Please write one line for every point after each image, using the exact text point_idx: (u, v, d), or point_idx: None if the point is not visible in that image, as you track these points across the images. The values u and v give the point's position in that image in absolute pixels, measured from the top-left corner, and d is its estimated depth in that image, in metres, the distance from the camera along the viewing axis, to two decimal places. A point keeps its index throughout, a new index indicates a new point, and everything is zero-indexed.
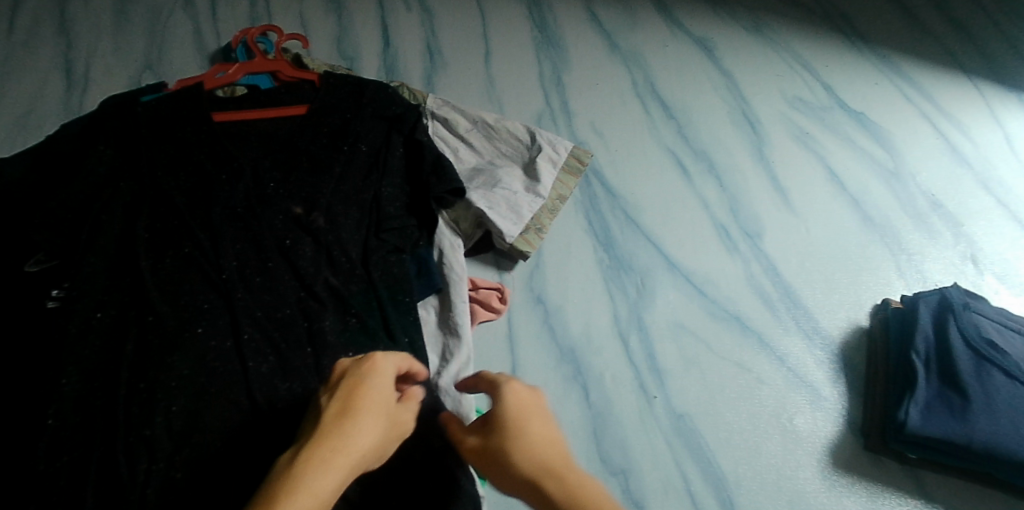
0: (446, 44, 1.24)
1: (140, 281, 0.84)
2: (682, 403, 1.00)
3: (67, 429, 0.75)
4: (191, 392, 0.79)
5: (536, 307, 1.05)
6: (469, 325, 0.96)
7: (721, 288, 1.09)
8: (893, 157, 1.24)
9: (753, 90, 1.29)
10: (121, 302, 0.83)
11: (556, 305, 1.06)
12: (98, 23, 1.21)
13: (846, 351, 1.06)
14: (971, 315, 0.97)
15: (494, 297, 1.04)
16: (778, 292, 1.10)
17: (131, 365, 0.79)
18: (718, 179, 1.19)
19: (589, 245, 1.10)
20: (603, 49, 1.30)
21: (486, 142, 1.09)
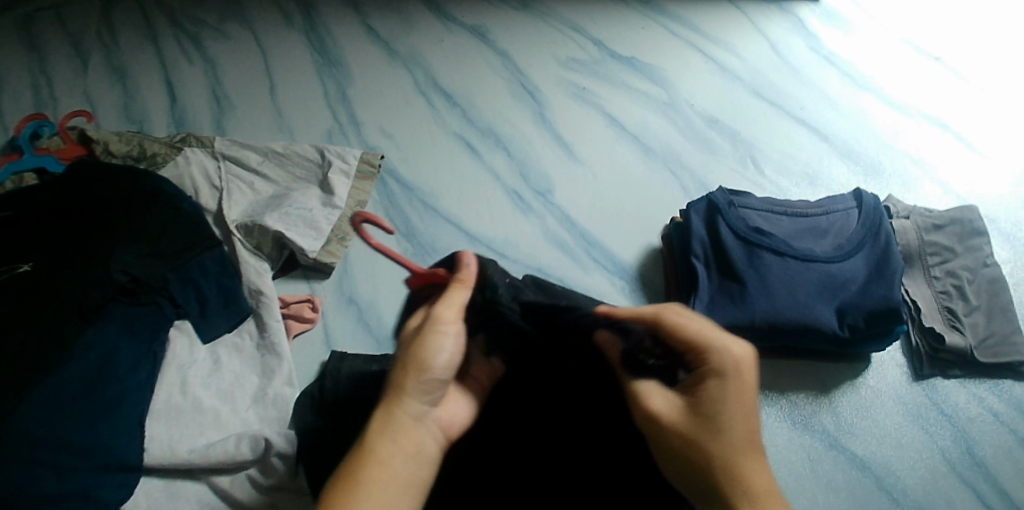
0: (357, 94, 1.04)
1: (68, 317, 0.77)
2: None
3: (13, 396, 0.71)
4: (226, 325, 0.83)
5: (347, 309, 0.87)
6: (287, 340, 0.82)
7: (519, 247, 0.89)
8: (669, 90, 1.03)
9: (531, 62, 1.07)
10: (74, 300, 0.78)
11: (368, 301, 0.87)
12: (180, 61, 1.10)
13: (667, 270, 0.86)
14: (738, 211, 0.81)
15: (305, 307, 0.86)
16: (577, 242, 0.89)
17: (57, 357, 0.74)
18: (507, 149, 0.97)
19: (388, 238, 0.91)
20: (379, 56, 1.08)
21: (279, 170, 0.96)
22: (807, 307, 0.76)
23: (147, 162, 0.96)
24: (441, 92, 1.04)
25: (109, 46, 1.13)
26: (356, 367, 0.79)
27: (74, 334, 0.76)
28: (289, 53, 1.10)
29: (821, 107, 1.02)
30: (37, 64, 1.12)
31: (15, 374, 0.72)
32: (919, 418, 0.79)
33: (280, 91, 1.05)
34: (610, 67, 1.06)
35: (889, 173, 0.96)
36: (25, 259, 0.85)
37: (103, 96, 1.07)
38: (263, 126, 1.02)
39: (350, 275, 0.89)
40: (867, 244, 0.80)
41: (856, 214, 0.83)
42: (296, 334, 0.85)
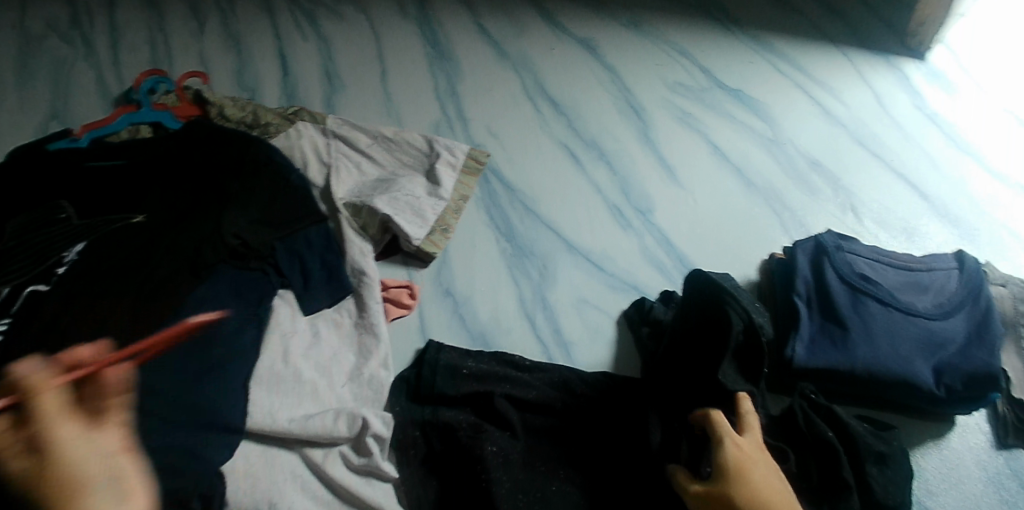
0: (466, 89, 1.06)
1: (185, 273, 0.79)
2: (587, 361, 0.83)
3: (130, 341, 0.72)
4: (329, 299, 0.85)
5: (443, 299, 0.88)
6: (386, 322, 0.84)
7: (617, 262, 0.90)
8: (772, 126, 1.04)
9: (638, 81, 1.08)
10: (189, 258, 0.80)
11: (465, 295, 0.88)
12: (293, 35, 1.13)
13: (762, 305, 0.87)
14: (844, 256, 0.82)
15: (402, 293, 0.87)
16: (675, 265, 0.90)
17: (177, 309, 0.76)
18: (611, 163, 0.99)
19: (487, 235, 0.93)
20: (490, 55, 1.10)
21: (387, 155, 0.98)
22: (908, 359, 0.76)
23: (259, 130, 0.98)
24: (547, 100, 1.05)
25: (226, 13, 1.16)
26: (454, 362, 0.80)
27: (189, 288, 0.78)
28: (401, 41, 1.12)
29: (921, 163, 1.03)
30: (157, 22, 1.15)
31: (128, 321, 0.74)
32: (998, 487, 0.79)
33: (391, 76, 1.07)
34: (716, 97, 1.07)
35: (986, 238, 0.96)
36: (137, 210, 0.87)
37: (217, 60, 1.10)
38: (372, 109, 1.03)
39: (448, 267, 0.90)
40: (968, 306, 0.81)
41: (957, 275, 0.84)
42: (393, 319, 0.86)
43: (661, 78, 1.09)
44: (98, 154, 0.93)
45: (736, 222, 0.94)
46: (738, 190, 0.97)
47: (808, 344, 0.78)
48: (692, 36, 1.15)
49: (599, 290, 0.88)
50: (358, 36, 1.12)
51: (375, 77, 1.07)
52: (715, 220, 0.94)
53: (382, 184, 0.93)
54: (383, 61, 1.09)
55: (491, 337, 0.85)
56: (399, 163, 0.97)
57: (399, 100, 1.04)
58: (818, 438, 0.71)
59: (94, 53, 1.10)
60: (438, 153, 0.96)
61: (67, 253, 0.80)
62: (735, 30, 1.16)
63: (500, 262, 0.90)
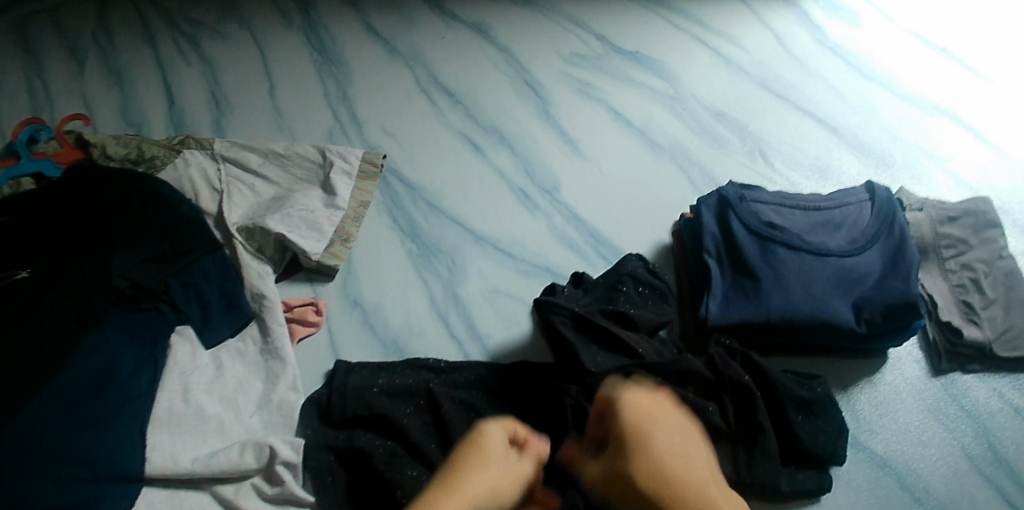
0: (358, 91, 1.03)
1: (74, 323, 0.75)
2: (503, 352, 0.81)
3: (14, 403, 0.68)
4: (231, 331, 0.82)
5: (351, 312, 0.85)
6: (292, 343, 0.81)
7: (527, 245, 0.88)
8: (674, 83, 1.02)
9: (534, 57, 1.05)
10: (77, 305, 0.76)
11: (373, 303, 0.85)
12: (176, 62, 1.09)
13: (677, 267, 0.84)
14: (749, 206, 0.79)
15: (308, 311, 0.84)
16: (585, 240, 0.87)
17: (65, 362, 0.72)
18: (512, 146, 0.96)
19: (391, 238, 0.89)
20: (380, 53, 1.07)
21: (281, 171, 0.94)
22: (823, 301, 0.74)
23: (145, 165, 0.94)
24: (442, 90, 1.02)
25: (106, 49, 1.12)
26: (366, 376, 0.77)
27: (78, 339, 0.74)
28: (287, 51, 1.08)
29: (828, 99, 1.01)
30: (34, 69, 1.11)
31: (12, 382, 0.70)
32: (938, 415, 0.76)
33: (280, 89, 1.03)
34: (615, 62, 1.04)
35: (900, 165, 0.94)
36: (21, 266, 0.83)
37: (100, 99, 1.06)
38: (262, 126, 1.00)
39: (353, 277, 0.87)
40: (882, 237, 0.78)
41: (868, 207, 0.81)
42: (301, 339, 0.83)
43: (557, 51, 1.06)
44: None
45: (644, 187, 0.91)
46: (644, 154, 0.94)
47: (721, 301, 0.76)
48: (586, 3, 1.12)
49: (510, 277, 0.85)
50: (243, 53, 1.08)
51: (263, 93, 1.03)
52: (623, 188, 0.91)
53: (276, 202, 0.90)
54: (271, 75, 1.06)
55: (404, 343, 0.82)
56: (295, 178, 0.94)
57: (290, 113, 1.01)
58: (736, 384, 0.70)
59: None
60: (332, 162, 0.93)
61: None
62: None
63: (407, 264, 0.87)
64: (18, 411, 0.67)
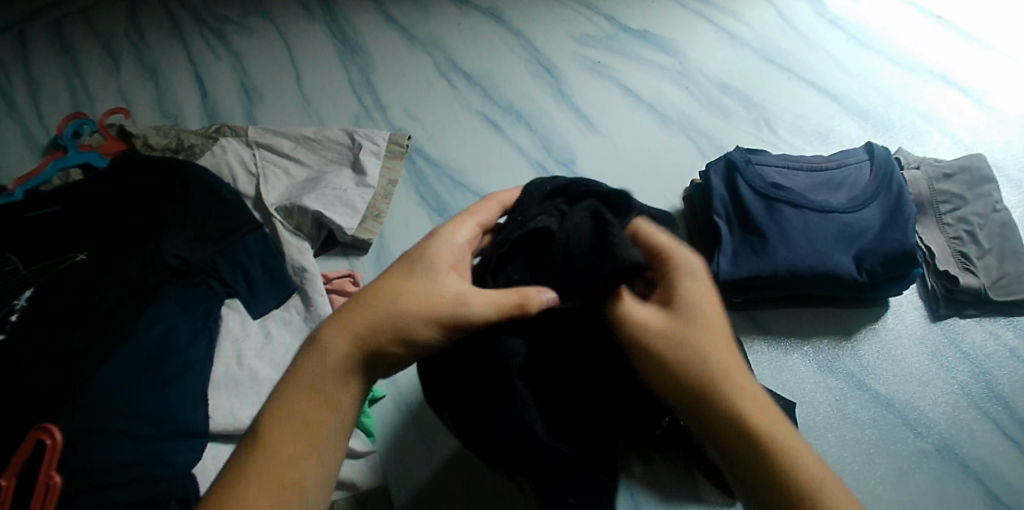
0: (380, 77, 1.08)
1: (132, 299, 0.81)
2: None
3: (86, 370, 0.75)
4: (276, 302, 0.88)
5: None
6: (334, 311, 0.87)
7: None
8: (681, 59, 1.07)
9: (546, 39, 1.11)
10: (134, 283, 0.82)
11: None
12: (206, 56, 1.15)
13: (689, 230, 0.90)
14: (755, 168, 0.85)
15: (346, 283, 0.91)
16: None
17: (128, 334, 0.78)
18: (529, 124, 1.01)
19: (420, 213, 0.95)
20: (399, 40, 1.12)
21: (312, 154, 1.00)
22: (824, 254, 0.79)
23: (185, 153, 1.01)
24: (461, 74, 1.08)
25: (139, 46, 1.18)
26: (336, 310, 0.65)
27: (137, 313, 0.80)
28: (311, 42, 1.14)
29: (830, 68, 1.06)
30: (72, 68, 1.17)
31: (81, 353, 0.76)
32: (938, 356, 0.82)
33: (307, 78, 1.09)
34: (624, 41, 1.09)
35: (900, 128, 0.99)
36: (77, 249, 0.89)
37: (136, 94, 1.12)
38: (292, 113, 1.06)
39: (386, 251, 0.93)
40: (881, 194, 0.83)
41: (868, 166, 0.86)
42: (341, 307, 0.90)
43: (568, 33, 1.11)
44: (33, 204, 0.95)
45: (655, 157, 0.97)
46: (654, 126, 1.00)
47: (732, 257, 0.81)
48: None
49: None
50: (270, 45, 1.14)
51: (290, 82, 1.09)
52: (636, 158, 0.97)
53: (310, 183, 0.96)
54: (298, 65, 1.11)
55: None
56: (325, 160, 1.00)
57: (318, 100, 1.07)
58: None
59: (16, 108, 1.13)
60: (360, 144, 0.99)
61: (17, 301, 0.82)
62: None
63: None
64: (89, 377, 0.74)
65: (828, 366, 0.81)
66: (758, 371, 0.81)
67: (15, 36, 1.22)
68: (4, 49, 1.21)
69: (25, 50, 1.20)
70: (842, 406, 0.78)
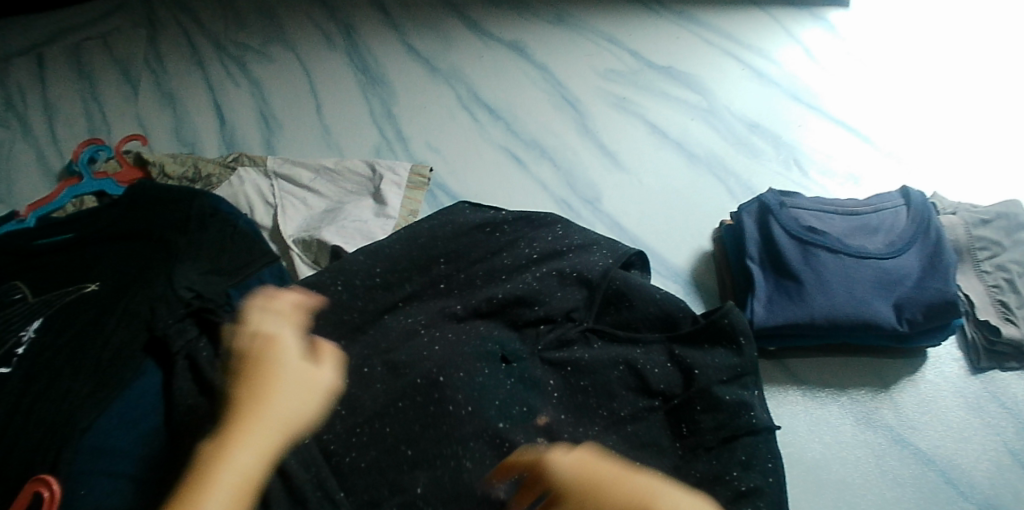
0: (404, 109, 1.08)
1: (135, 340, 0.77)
2: None
3: (89, 407, 0.71)
4: None
5: None
6: None
7: None
8: (706, 96, 1.07)
9: (570, 72, 1.10)
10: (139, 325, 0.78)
11: None
12: (226, 84, 1.14)
13: (700, 280, 0.90)
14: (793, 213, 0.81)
15: None
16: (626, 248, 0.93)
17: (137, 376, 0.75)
18: (553, 161, 1.01)
19: None
20: (420, 71, 1.12)
21: (332, 186, 0.99)
22: (861, 304, 0.76)
23: (203, 182, 1.00)
24: (483, 107, 1.07)
25: (157, 73, 1.17)
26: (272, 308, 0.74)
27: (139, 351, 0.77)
28: (333, 73, 1.14)
29: (859, 107, 1.05)
30: (90, 94, 1.16)
31: (86, 393, 0.72)
32: (978, 411, 0.78)
33: (328, 109, 1.09)
34: (648, 77, 1.09)
35: (928, 171, 0.98)
36: (87, 279, 0.86)
37: (153, 120, 1.11)
38: (313, 146, 1.06)
39: None
40: (918, 240, 0.80)
41: (905, 212, 0.83)
42: None
43: (592, 67, 1.11)
44: (44, 232, 0.93)
45: (683, 198, 0.96)
46: (680, 165, 1.00)
47: (766, 302, 0.78)
48: (617, 18, 1.17)
49: None
50: (290, 75, 1.14)
51: (311, 113, 1.09)
52: (662, 199, 0.96)
53: (328, 215, 0.94)
54: (318, 96, 1.11)
55: None
56: (344, 194, 0.98)
57: (344, 132, 1.06)
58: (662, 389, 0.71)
59: (30, 132, 1.12)
60: (379, 175, 0.98)
61: (25, 332, 0.79)
62: (659, 8, 1.18)
63: None
64: (91, 415, 0.70)
65: (867, 419, 0.78)
66: (792, 421, 0.78)
67: (32, 59, 1.21)
68: (21, 71, 1.19)
69: (43, 72, 1.19)
70: (880, 463, 0.75)
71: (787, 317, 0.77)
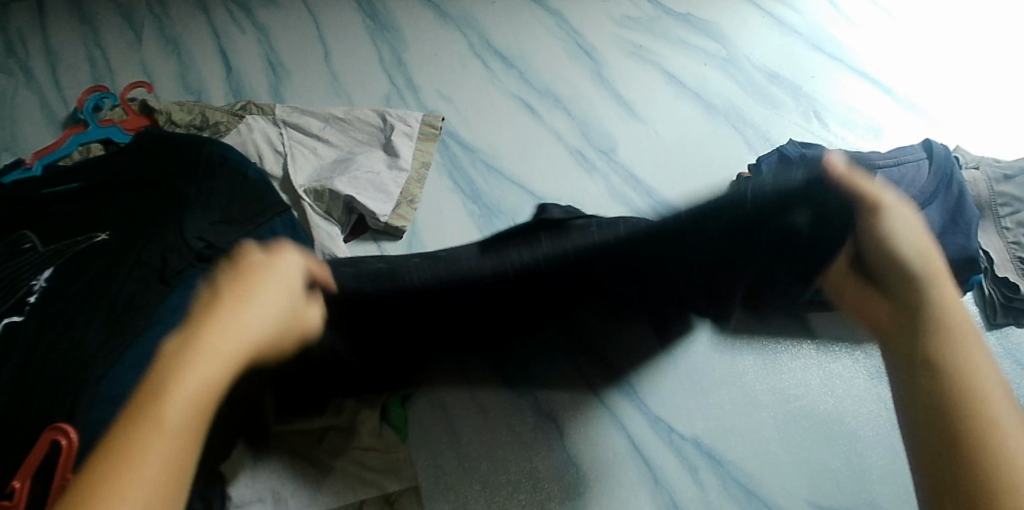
0: (415, 57, 1.05)
1: (148, 289, 0.77)
2: None
3: (105, 355, 0.71)
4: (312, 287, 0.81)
5: None
6: None
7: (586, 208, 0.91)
8: (725, 44, 1.04)
9: (585, 20, 1.07)
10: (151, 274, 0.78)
11: None
12: (232, 30, 1.11)
13: None
14: None
15: None
16: (642, 200, 0.91)
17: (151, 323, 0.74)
18: (567, 111, 0.98)
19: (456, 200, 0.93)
20: (430, 17, 1.09)
21: (342, 135, 0.97)
22: None
23: (211, 130, 0.98)
24: (495, 54, 1.04)
25: (160, 18, 1.14)
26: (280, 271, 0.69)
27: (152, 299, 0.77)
28: (341, 19, 1.10)
29: (881, 58, 1.02)
30: (92, 40, 1.13)
31: (101, 341, 0.72)
32: None
33: (338, 56, 1.06)
34: (665, 25, 1.06)
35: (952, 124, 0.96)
36: (98, 228, 0.85)
37: (159, 66, 1.09)
38: (323, 95, 1.03)
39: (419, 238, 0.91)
40: (940, 194, 0.79)
41: (927, 165, 0.81)
42: None
43: (607, 14, 1.07)
44: (51, 180, 0.92)
45: (700, 150, 0.94)
46: (698, 115, 0.98)
47: None
48: None
49: None
50: (297, 21, 1.11)
51: (319, 61, 1.06)
52: (678, 150, 0.94)
53: (338, 165, 0.92)
54: (327, 43, 1.08)
55: None
56: (355, 144, 0.97)
57: (354, 80, 1.04)
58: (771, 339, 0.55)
59: (34, 78, 1.10)
60: (390, 124, 0.96)
61: (36, 281, 0.80)
62: None
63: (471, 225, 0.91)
64: (107, 362, 0.70)
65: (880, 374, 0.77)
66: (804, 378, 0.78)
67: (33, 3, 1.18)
68: (21, 15, 1.16)
69: (44, 17, 1.16)
70: None
71: None
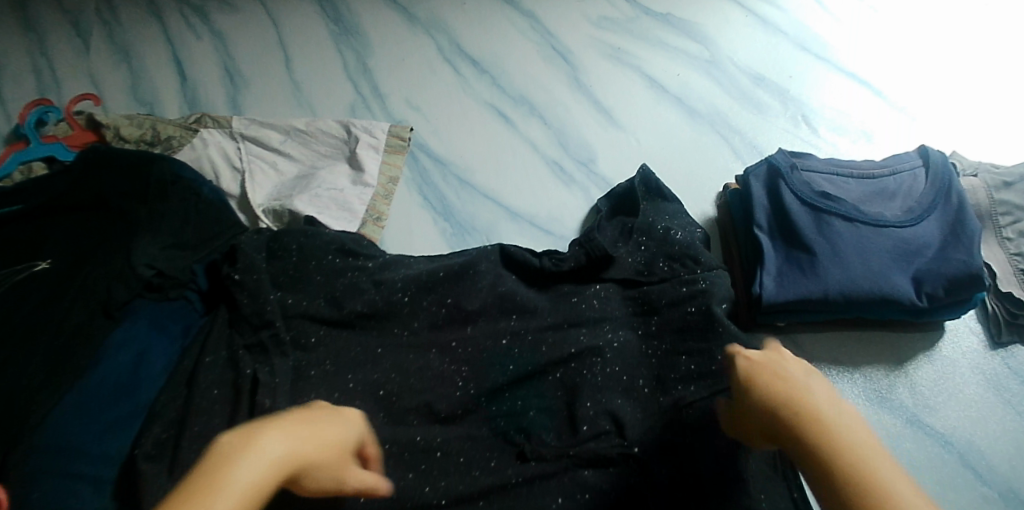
0: (382, 63, 0.99)
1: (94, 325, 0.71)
2: None
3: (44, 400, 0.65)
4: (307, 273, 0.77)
5: None
6: None
7: (565, 224, 0.87)
8: (708, 46, 0.98)
9: (561, 21, 1.01)
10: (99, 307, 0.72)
11: None
12: (186, 36, 1.04)
13: None
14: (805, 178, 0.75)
15: None
16: None
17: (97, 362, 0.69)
18: (542, 120, 0.93)
19: (427, 217, 0.88)
20: (396, 20, 1.02)
21: (304, 149, 0.91)
22: (878, 277, 0.70)
23: (162, 146, 0.91)
24: (466, 59, 0.98)
25: (109, 24, 1.07)
26: (303, 254, 0.72)
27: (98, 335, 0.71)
28: (302, 23, 1.04)
29: (871, 58, 0.97)
30: (36, 47, 1.05)
31: (39, 385, 0.66)
32: (999, 387, 0.74)
33: (299, 63, 1.00)
34: (646, 25, 1.00)
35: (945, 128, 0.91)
36: (39, 255, 0.78)
37: (108, 77, 1.02)
38: (283, 105, 0.97)
39: None
40: (939, 206, 0.74)
41: (924, 174, 0.76)
42: None
43: (584, 14, 1.01)
44: None
45: (683, 160, 0.90)
46: (680, 122, 0.93)
47: (775, 277, 0.72)
48: None
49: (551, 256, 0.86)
50: (255, 25, 1.04)
51: (280, 69, 1.00)
52: (660, 160, 0.90)
53: (299, 183, 0.86)
54: (287, 49, 1.02)
55: None
56: (319, 158, 0.91)
57: (316, 90, 0.98)
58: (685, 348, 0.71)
59: None
60: (354, 135, 0.90)
61: None
62: None
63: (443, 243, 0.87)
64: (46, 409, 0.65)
65: (885, 401, 0.73)
66: None
67: None
68: None
69: None
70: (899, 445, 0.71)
71: (797, 292, 0.71)
